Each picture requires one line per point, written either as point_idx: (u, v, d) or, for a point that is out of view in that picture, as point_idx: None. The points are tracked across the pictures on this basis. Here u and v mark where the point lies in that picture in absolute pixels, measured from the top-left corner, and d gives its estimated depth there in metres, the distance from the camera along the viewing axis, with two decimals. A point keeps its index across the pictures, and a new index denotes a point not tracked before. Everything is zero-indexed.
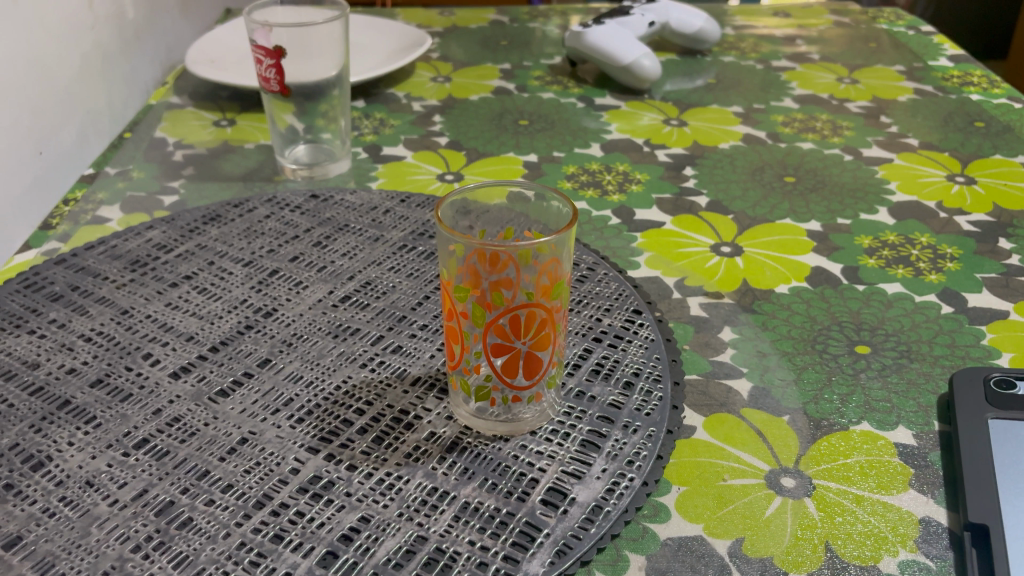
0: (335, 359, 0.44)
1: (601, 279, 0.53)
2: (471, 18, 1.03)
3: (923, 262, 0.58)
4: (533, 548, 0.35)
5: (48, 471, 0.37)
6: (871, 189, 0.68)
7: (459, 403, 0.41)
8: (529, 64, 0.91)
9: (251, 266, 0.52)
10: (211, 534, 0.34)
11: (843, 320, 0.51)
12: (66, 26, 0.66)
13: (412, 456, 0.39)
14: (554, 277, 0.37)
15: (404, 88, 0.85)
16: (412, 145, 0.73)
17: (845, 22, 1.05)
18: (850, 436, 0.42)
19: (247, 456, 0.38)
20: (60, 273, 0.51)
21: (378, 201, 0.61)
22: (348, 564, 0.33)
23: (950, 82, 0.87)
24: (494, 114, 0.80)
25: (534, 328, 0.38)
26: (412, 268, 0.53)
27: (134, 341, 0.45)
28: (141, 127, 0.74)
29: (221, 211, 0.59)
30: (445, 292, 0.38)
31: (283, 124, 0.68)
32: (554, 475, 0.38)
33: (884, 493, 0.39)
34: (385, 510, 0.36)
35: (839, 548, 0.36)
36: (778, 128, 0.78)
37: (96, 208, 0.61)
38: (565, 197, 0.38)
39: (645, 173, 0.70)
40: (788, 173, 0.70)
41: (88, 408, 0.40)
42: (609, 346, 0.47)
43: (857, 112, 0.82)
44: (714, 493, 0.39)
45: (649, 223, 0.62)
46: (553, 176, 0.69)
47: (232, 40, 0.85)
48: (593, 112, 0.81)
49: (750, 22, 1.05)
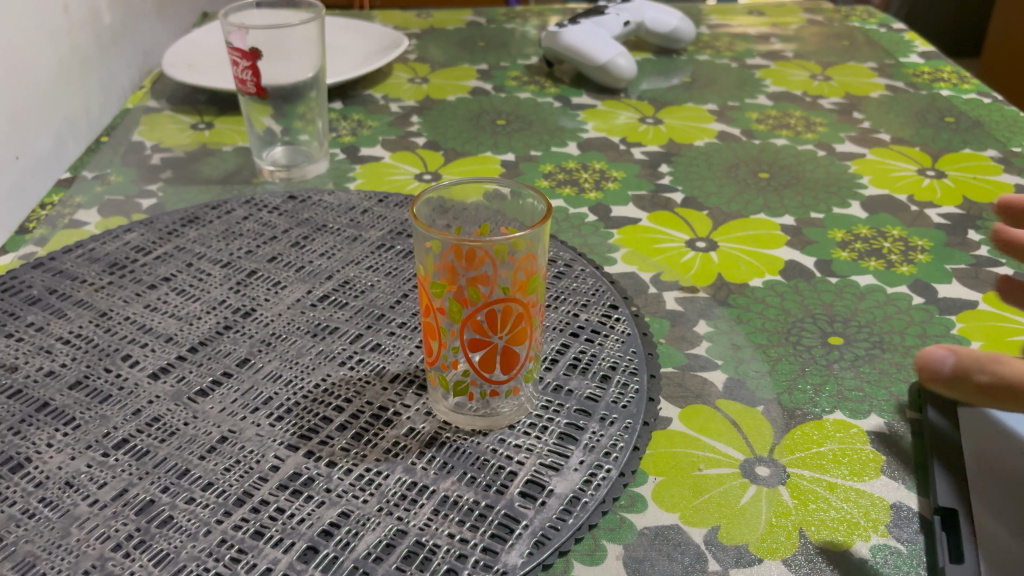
0: (314, 358, 0.45)
1: (579, 275, 0.54)
2: (447, 20, 1.04)
3: (895, 255, 0.59)
4: (512, 540, 0.35)
5: (27, 472, 0.37)
6: (844, 184, 0.69)
7: (438, 399, 0.42)
8: (506, 64, 0.92)
9: (229, 267, 0.53)
10: (192, 532, 0.34)
11: (816, 312, 0.52)
12: (44, 31, 0.66)
13: (392, 452, 0.39)
14: (530, 272, 0.38)
15: (381, 89, 0.85)
16: (390, 146, 0.73)
17: (819, 20, 1.07)
18: (823, 425, 0.43)
19: (227, 454, 0.38)
20: (37, 277, 0.51)
21: (357, 201, 0.61)
22: (329, 559, 0.34)
23: (921, 79, 0.89)
24: (472, 114, 0.80)
25: (510, 323, 0.39)
26: (390, 267, 0.53)
27: (113, 343, 0.45)
28: (118, 131, 0.74)
29: (199, 213, 0.59)
30: (423, 288, 0.39)
31: (260, 126, 0.68)
32: (532, 468, 0.39)
33: (856, 480, 0.40)
34: (365, 505, 0.36)
35: (813, 533, 0.37)
36: (752, 125, 0.80)
37: (74, 212, 0.61)
38: (539, 194, 0.39)
39: (621, 170, 0.71)
40: (762, 169, 0.71)
41: (66, 409, 0.40)
42: (586, 341, 0.47)
43: (830, 108, 0.83)
44: (690, 483, 0.40)
45: (625, 219, 0.63)
46: (531, 174, 0.69)
47: (208, 43, 0.85)
48: (570, 111, 0.82)
49: (725, 20, 1.07)
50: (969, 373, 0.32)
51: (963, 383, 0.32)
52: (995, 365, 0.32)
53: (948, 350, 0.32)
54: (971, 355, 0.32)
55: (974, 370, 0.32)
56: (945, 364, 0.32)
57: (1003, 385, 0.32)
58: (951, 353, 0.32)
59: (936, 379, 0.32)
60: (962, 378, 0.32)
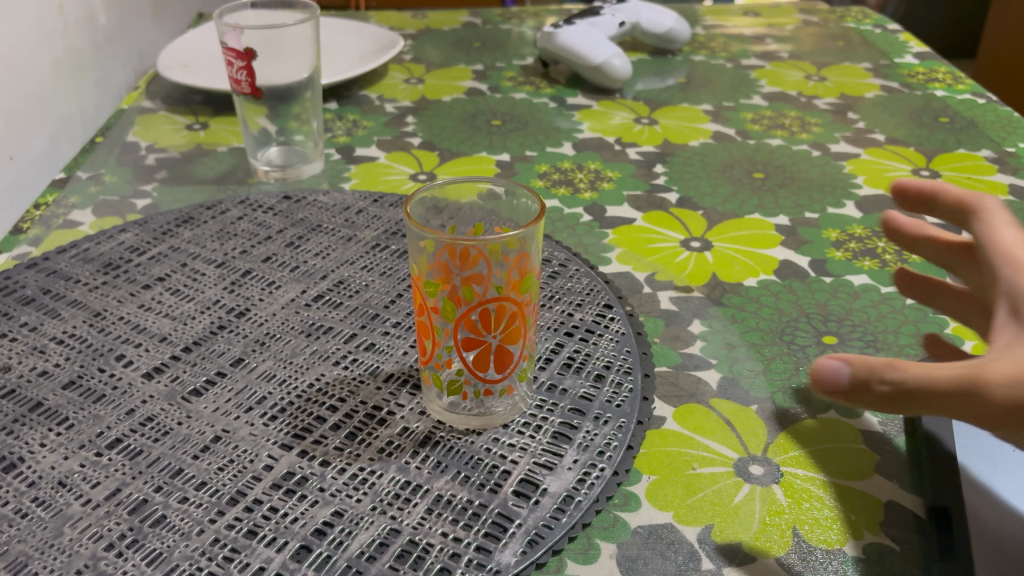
0: (308, 357, 0.45)
1: (573, 275, 0.54)
2: (443, 21, 1.04)
3: (889, 254, 0.59)
4: (505, 538, 0.35)
5: (20, 472, 0.37)
6: (839, 184, 0.69)
7: (432, 398, 0.42)
8: (501, 65, 0.92)
9: (224, 267, 0.53)
10: (185, 531, 0.34)
11: (810, 311, 0.53)
12: (39, 32, 0.66)
13: (385, 451, 0.39)
14: (524, 271, 0.38)
15: (377, 90, 0.85)
16: (385, 146, 0.73)
17: (814, 21, 1.07)
18: (817, 424, 0.44)
19: (220, 454, 0.38)
20: (31, 277, 0.51)
21: (352, 201, 0.61)
22: (322, 558, 0.34)
23: (916, 80, 0.89)
24: (467, 114, 0.80)
25: (504, 322, 0.39)
26: (385, 267, 0.53)
27: (107, 343, 0.45)
28: (113, 132, 0.74)
29: (194, 213, 0.59)
30: (417, 287, 0.39)
31: (255, 127, 0.68)
32: (526, 467, 0.39)
33: (849, 479, 0.40)
34: (359, 504, 0.36)
35: (806, 532, 0.37)
36: (747, 125, 0.80)
37: (68, 212, 0.61)
38: (533, 193, 0.39)
39: (616, 170, 0.71)
40: (757, 169, 0.71)
41: (59, 409, 0.40)
42: (580, 340, 0.48)
43: (825, 109, 0.83)
44: (684, 482, 0.40)
45: (620, 219, 0.63)
46: (526, 175, 0.69)
47: (204, 44, 0.85)
48: (566, 111, 0.82)
49: (721, 21, 1.07)
50: (867, 384, 0.29)
51: (862, 395, 0.29)
52: (895, 370, 0.29)
53: (843, 358, 0.30)
54: (869, 360, 0.29)
55: (872, 380, 0.29)
56: (841, 378, 0.29)
57: (906, 392, 0.28)
58: (846, 363, 0.29)
59: (833, 392, 0.29)
60: (861, 390, 0.29)
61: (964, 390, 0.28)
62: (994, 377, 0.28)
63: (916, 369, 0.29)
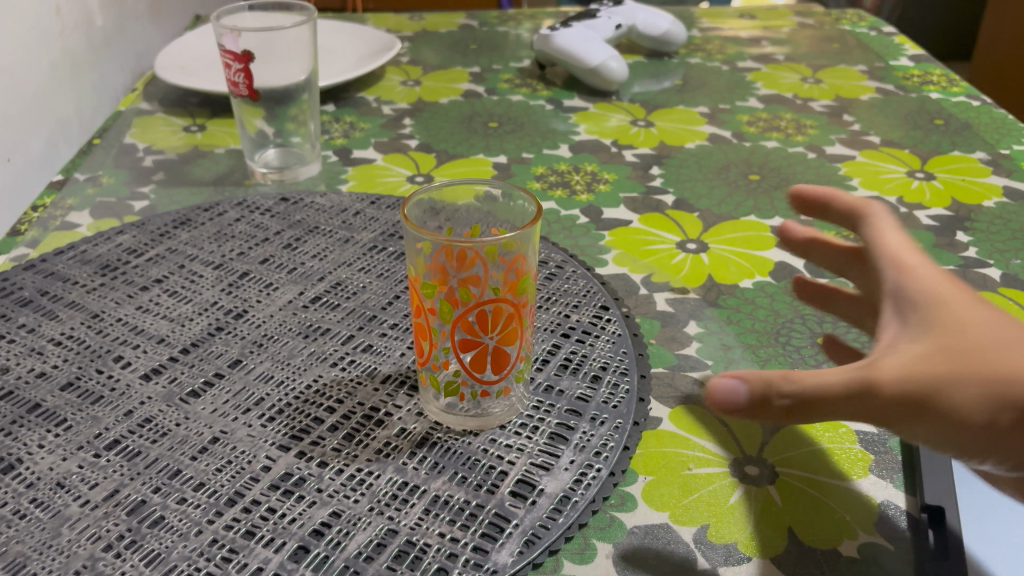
0: (306, 359, 0.45)
1: (570, 276, 0.54)
2: (440, 23, 1.04)
3: None
4: (502, 539, 0.35)
5: (18, 473, 0.37)
6: (834, 186, 0.69)
7: (429, 400, 0.42)
8: (498, 67, 0.92)
9: (221, 268, 0.53)
10: (183, 532, 0.34)
11: (806, 313, 0.53)
12: (36, 34, 0.66)
13: (383, 452, 0.39)
14: (520, 273, 0.38)
15: (374, 92, 0.85)
16: (383, 148, 0.74)
17: (810, 23, 1.07)
18: (812, 425, 0.44)
19: (218, 455, 0.38)
20: (28, 278, 0.51)
21: (349, 203, 0.62)
22: (320, 558, 0.34)
23: (911, 82, 0.90)
24: (464, 117, 0.80)
25: (501, 323, 0.39)
26: (382, 269, 0.53)
27: (105, 345, 0.45)
28: (110, 134, 0.74)
29: (191, 215, 0.59)
30: (414, 289, 0.39)
31: (253, 129, 0.68)
32: (523, 467, 0.39)
33: (844, 480, 0.40)
34: (356, 505, 0.36)
35: (801, 533, 0.37)
36: (743, 128, 0.80)
37: (66, 214, 0.61)
38: (530, 195, 0.39)
39: (613, 173, 0.71)
40: (753, 171, 0.72)
41: (57, 411, 0.40)
42: (577, 341, 0.48)
43: (820, 111, 0.84)
44: (680, 482, 0.40)
45: (616, 221, 0.63)
46: (523, 177, 0.70)
47: (201, 46, 0.86)
48: (562, 113, 0.82)
49: (717, 24, 1.07)
50: (765, 399, 0.28)
51: (762, 411, 0.29)
52: (791, 382, 0.28)
53: (740, 376, 0.29)
54: (765, 375, 0.29)
55: (771, 395, 0.28)
56: (739, 398, 0.28)
57: (805, 403, 0.28)
58: (742, 382, 0.29)
59: (735, 411, 0.29)
60: (761, 405, 0.28)
61: (857, 391, 0.28)
62: (886, 377, 0.28)
63: (807, 380, 0.28)
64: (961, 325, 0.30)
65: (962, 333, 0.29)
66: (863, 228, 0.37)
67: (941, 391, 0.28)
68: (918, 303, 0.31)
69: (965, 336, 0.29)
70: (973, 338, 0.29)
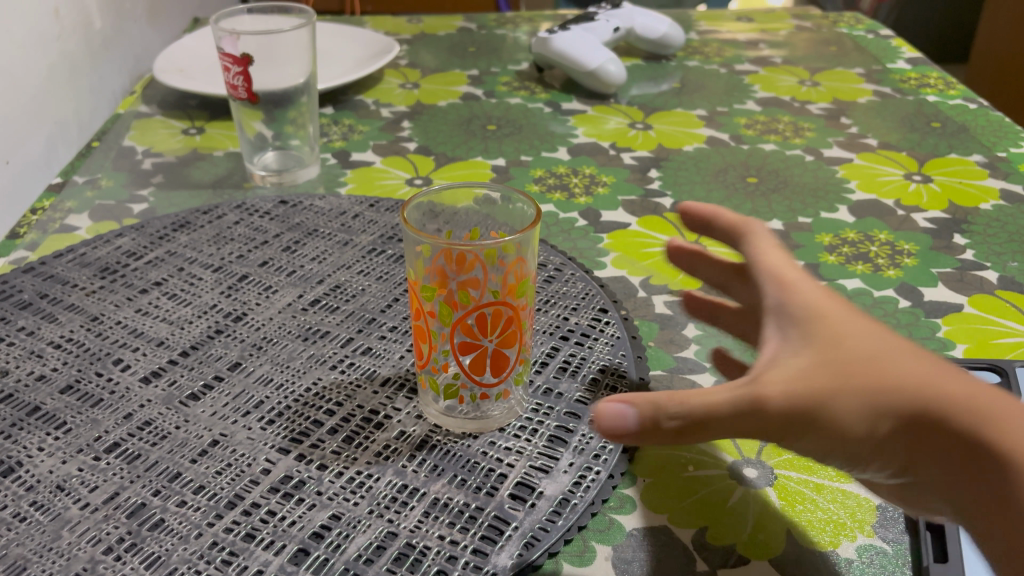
0: (305, 362, 0.45)
1: (569, 279, 0.54)
2: (438, 25, 1.04)
3: (881, 258, 0.60)
4: (502, 541, 0.35)
5: (18, 476, 0.37)
6: (832, 189, 0.70)
7: (429, 402, 0.42)
8: (496, 70, 0.93)
9: (220, 271, 0.53)
10: (183, 535, 0.34)
11: None
12: (35, 36, 0.66)
13: (382, 455, 0.39)
14: (520, 276, 0.38)
15: (372, 95, 0.85)
16: (382, 151, 0.74)
17: (807, 26, 1.08)
18: None
19: (218, 457, 0.39)
20: (28, 281, 0.51)
21: (348, 206, 0.62)
22: (319, 561, 0.34)
23: (908, 85, 0.90)
24: (463, 119, 0.81)
25: (500, 326, 0.39)
26: (381, 271, 0.53)
27: (104, 347, 0.45)
28: (109, 136, 0.74)
29: (190, 218, 0.59)
30: (413, 292, 0.39)
31: (252, 131, 0.68)
32: (522, 470, 0.39)
33: (842, 482, 0.40)
34: (356, 508, 0.36)
35: (799, 535, 0.37)
36: (741, 130, 0.80)
37: (65, 217, 0.61)
38: (529, 198, 0.39)
39: (611, 175, 0.71)
40: (751, 174, 0.72)
41: (57, 413, 0.41)
42: (576, 344, 0.48)
43: (818, 114, 0.84)
44: (678, 484, 0.40)
45: (615, 224, 0.64)
46: (522, 180, 0.70)
47: (200, 49, 0.86)
48: (560, 116, 0.82)
49: (714, 27, 1.08)
50: (653, 423, 0.28)
51: (651, 435, 0.28)
52: (678, 403, 0.28)
53: (627, 400, 0.28)
54: (651, 398, 0.28)
55: (658, 418, 0.28)
56: (627, 423, 0.28)
57: (693, 423, 0.28)
58: (629, 406, 0.28)
59: (624, 435, 0.28)
60: (650, 429, 0.28)
61: (745, 409, 0.28)
62: (773, 392, 0.28)
63: (696, 400, 0.28)
64: (842, 336, 0.29)
65: (843, 345, 0.29)
66: (742, 247, 0.35)
67: (826, 405, 0.28)
68: (799, 317, 0.30)
69: (844, 348, 0.29)
70: (852, 349, 0.29)
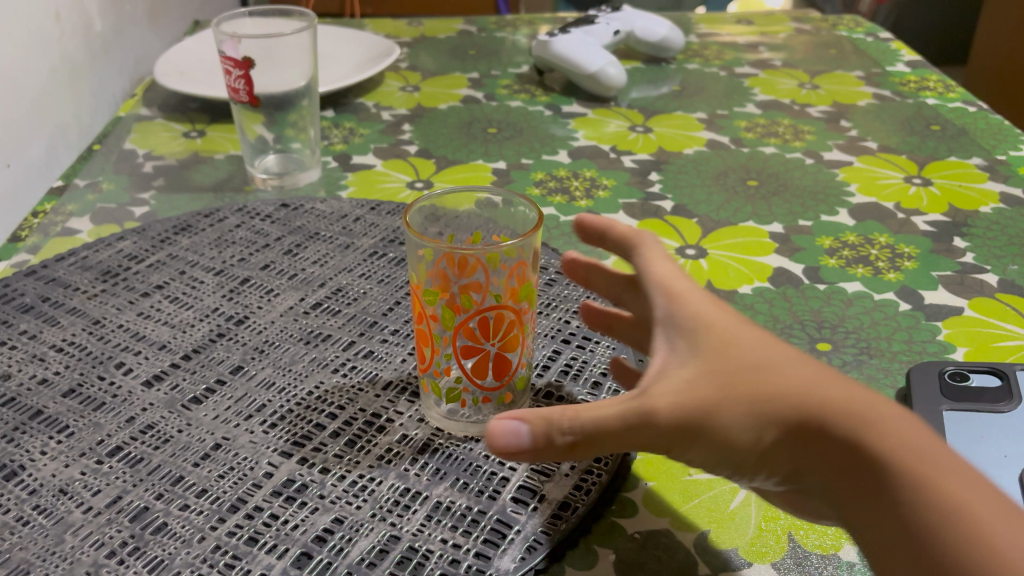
0: (307, 365, 0.45)
1: (570, 282, 0.54)
2: (438, 28, 1.05)
3: (881, 262, 0.60)
4: (504, 545, 0.35)
5: (20, 480, 0.37)
6: (832, 192, 0.70)
7: (430, 406, 0.42)
8: (497, 73, 0.93)
9: (222, 274, 0.53)
10: (186, 538, 0.34)
11: (804, 319, 0.53)
12: (35, 40, 0.66)
13: (385, 458, 0.39)
14: (521, 280, 0.38)
15: (373, 98, 0.85)
16: (382, 154, 0.74)
17: (807, 29, 1.08)
18: None
19: (221, 461, 0.39)
20: (29, 284, 0.51)
21: (349, 209, 0.62)
22: (323, 564, 0.34)
23: (908, 88, 0.90)
24: (463, 122, 0.81)
25: (502, 330, 0.39)
26: (383, 275, 0.53)
27: (106, 351, 0.45)
28: (110, 140, 0.74)
29: (192, 221, 0.59)
30: (415, 296, 0.39)
31: (253, 134, 0.68)
32: (525, 473, 0.39)
33: None
34: (358, 511, 0.36)
35: (801, 538, 0.37)
36: (741, 133, 0.80)
37: (66, 220, 0.61)
38: (530, 202, 0.39)
39: (611, 178, 0.71)
40: (751, 177, 0.72)
41: (60, 417, 0.41)
42: (577, 347, 0.48)
43: (818, 117, 0.84)
44: (680, 487, 0.40)
45: None
46: (522, 183, 0.70)
47: (200, 52, 0.86)
48: (561, 119, 0.82)
49: (714, 30, 1.08)
50: (548, 439, 0.28)
51: (547, 450, 0.29)
52: (569, 418, 0.28)
53: (522, 417, 0.29)
54: (546, 414, 0.29)
55: (551, 434, 0.28)
56: (522, 440, 0.29)
57: (586, 438, 0.28)
58: (522, 423, 0.29)
59: (520, 452, 0.29)
60: (545, 445, 0.29)
61: (630, 422, 0.28)
62: (659, 405, 0.28)
63: (587, 415, 0.28)
64: (727, 345, 0.29)
65: (729, 354, 0.28)
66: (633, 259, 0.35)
67: (709, 413, 0.27)
68: (685, 329, 0.30)
69: (726, 358, 0.28)
70: (738, 358, 0.28)
